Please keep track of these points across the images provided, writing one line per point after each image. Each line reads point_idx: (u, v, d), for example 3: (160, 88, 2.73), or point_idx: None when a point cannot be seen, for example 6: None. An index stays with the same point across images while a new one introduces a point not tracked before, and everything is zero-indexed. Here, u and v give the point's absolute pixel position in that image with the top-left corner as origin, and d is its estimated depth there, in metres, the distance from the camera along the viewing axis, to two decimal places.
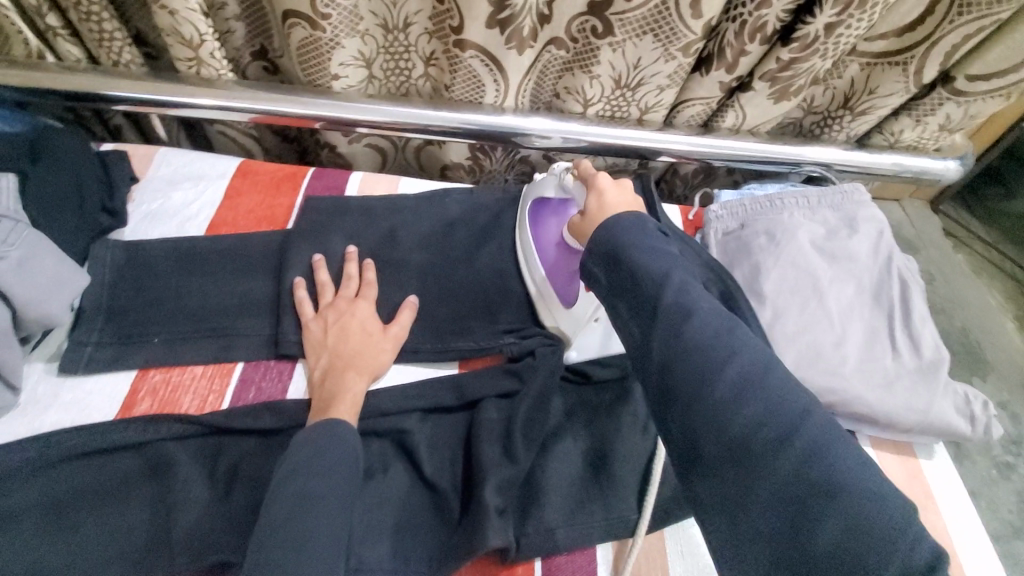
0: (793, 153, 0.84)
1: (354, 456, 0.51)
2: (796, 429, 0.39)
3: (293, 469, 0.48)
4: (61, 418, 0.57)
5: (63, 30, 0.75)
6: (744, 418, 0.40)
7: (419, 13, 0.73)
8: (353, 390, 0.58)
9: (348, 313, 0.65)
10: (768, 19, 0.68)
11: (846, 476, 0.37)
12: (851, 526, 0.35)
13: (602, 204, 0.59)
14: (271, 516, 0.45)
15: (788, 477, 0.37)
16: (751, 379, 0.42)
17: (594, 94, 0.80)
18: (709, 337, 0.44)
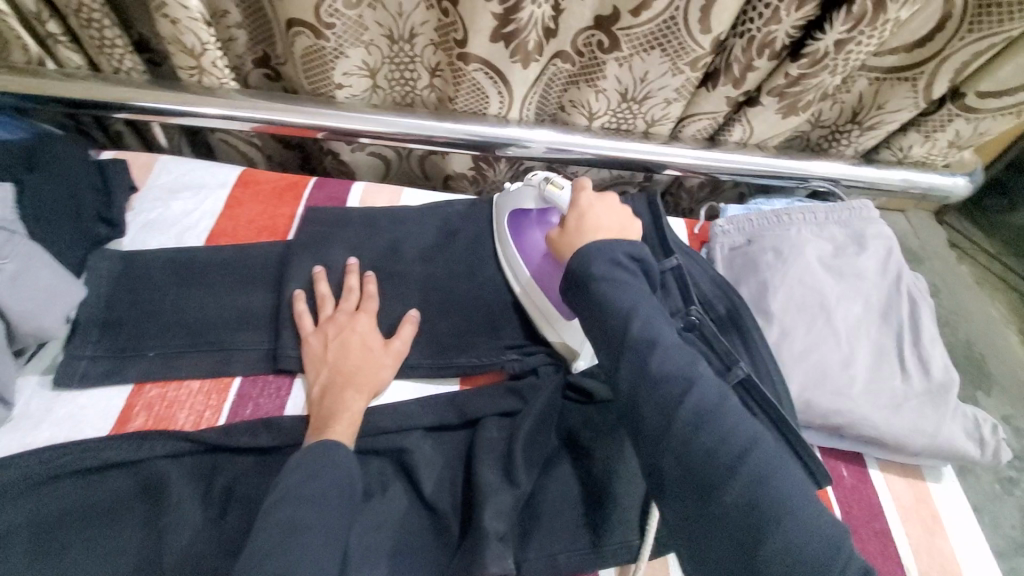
0: (800, 169, 0.83)
1: (349, 480, 0.50)
2: (749, 456, 0.45)
3: (286, 489, 0.47)
4: (54, 434, 0.56)
5: (63, 36, 0.74)
6: (704, 448, 0.46)
7: (425, 24, 0.72)
8: (352, 409, 0.57)
9: (348, 327, 0.64)
10: (778, 35, 0.67)
11: (791, 501, 0.43)
12: (782, 549, 0.41)
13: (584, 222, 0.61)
14: (257, 541, 0.44)
15: (741, 500, 0.43)
16: (713, 414, 0.47)
17: (600, 107, 0.79)
18: (670, 367, 0.49)
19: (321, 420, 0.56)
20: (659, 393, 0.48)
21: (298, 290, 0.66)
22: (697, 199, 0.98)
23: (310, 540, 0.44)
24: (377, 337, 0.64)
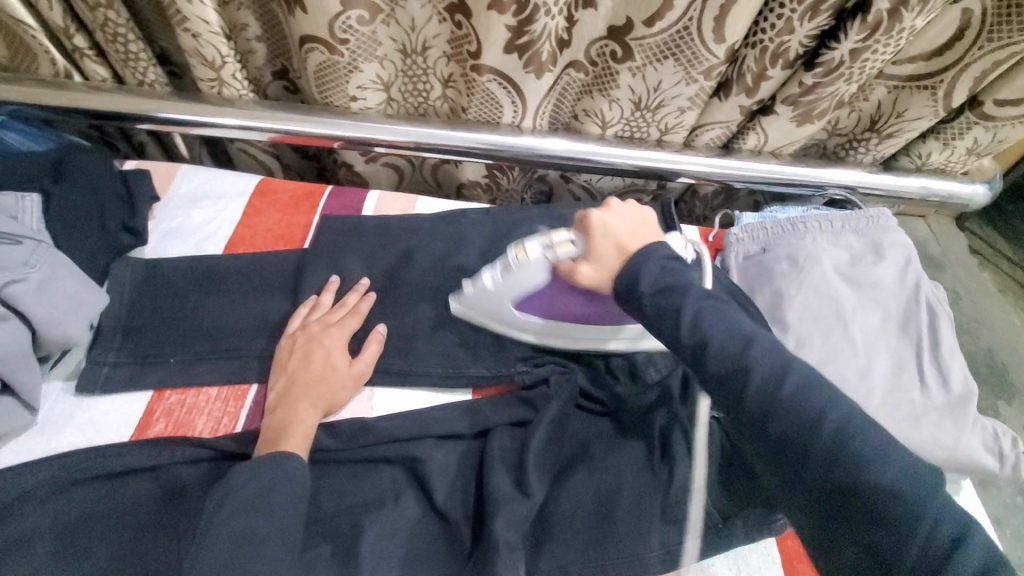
0: (816, 177, 0.83)
1: (299, 492, 0.51)
2: (835, 420, 0.41)
3: (240, 503, 0.48)
4: (77, 439, 0.57)
5: (89, 50, 0.76)
6: (781, 415, 0.42)
7: (438, 37, 0.73)
8: (304, 421, 0.57)
9: (319, 336, 0.63)
10: (791, 44, 0.67)
11: (883, 463, 0.38)
12: (886, 506, 0.37)
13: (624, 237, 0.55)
14: (213, 555, 0.44)
15: (822, 466, 0.40)
16: (787, 378, 0.43)
17: (613, 116, 0.79)
18: (731, 342, 0.46)
19: (275, 432, 0.56)
20: (726, 371, 0.45)
21: (308, 299, 0.68)
22: (712, 207, 0.98)
23: (273, 554, 0.46)
24: (369, 349, 0.64)
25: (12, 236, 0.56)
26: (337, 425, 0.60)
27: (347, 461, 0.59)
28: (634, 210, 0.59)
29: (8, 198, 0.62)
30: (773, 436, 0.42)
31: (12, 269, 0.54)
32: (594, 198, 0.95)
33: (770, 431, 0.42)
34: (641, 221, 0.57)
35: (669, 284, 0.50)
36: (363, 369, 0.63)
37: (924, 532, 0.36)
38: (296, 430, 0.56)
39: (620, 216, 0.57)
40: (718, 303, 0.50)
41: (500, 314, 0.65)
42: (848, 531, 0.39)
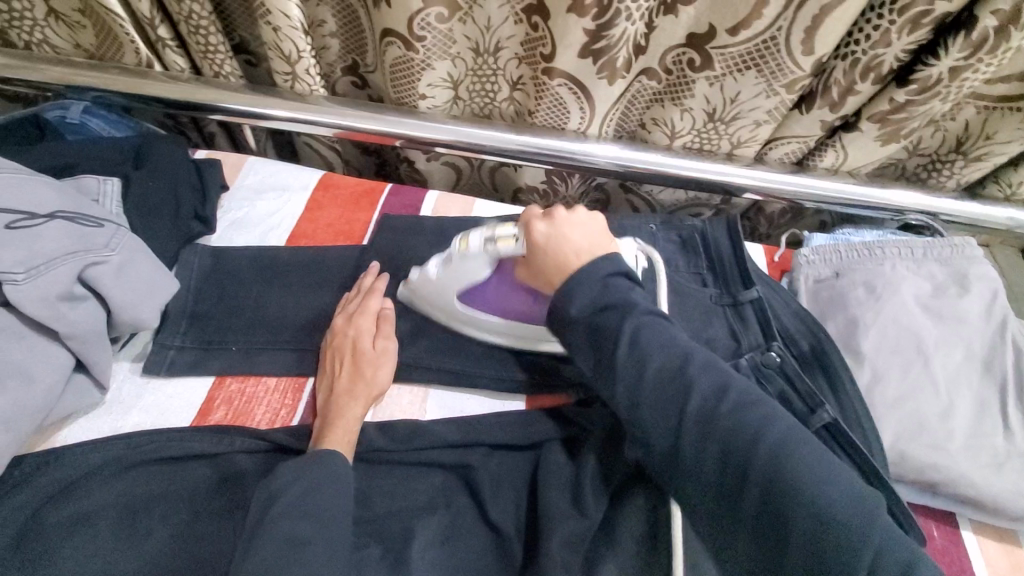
0: (896, 200, 0.78)
1: (345, 491, 0.51)
2: (768, 439, 0.43)
3: (286, 506, 0.48)
4: (142, 420, 0.59)
5: (171, 40, 0.78)
6: (725, 432, 0.44)
7: (512, 38, 0.72)
8: (343, 418, 0.58)
9: (343, 331, 0.63)
10: (886, 58, 0.63)
11: (816, 486, 0.41)
12: (817, 525, 0.39)
13: (575, 252, 0.55)
14: (262, 556, 0.44)
15: (760, 486, 0.42)
16: (726, 400, 0.46)
17: (684, 126, 0.77)
18: (669, 360, 0.48)
19: (324, 427, 0.57)
20: (666, 388, 0.47)
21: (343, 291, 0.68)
22: (777, 225, 0.95)
23: (322, 555, 0.45)
24: (385, 325, 0.64)
25: (93, 219, 0.58)
26: (392, 425, 0.60)
27: (400, 463, 0.59)
28: (581, 221, 0.58)
29: (91, 181, 0.64)
30: (715, 458, 0.44)
31: (95, 250, 0.56)
32: (653, 210, 0.93)
33: (708, 454, 0.44)
34: (598, 232, 0.58)
35: (609, 301, 0.51)
36: (388, 349, 0.63)
37: (856, 552, 0.38)
38: (345, 426, 0.57)
39: (566, 228, 0.56)
40: (657, 319, 0.50)
41: (441, 304, 0.64)
42: (783, 551, 0.40)
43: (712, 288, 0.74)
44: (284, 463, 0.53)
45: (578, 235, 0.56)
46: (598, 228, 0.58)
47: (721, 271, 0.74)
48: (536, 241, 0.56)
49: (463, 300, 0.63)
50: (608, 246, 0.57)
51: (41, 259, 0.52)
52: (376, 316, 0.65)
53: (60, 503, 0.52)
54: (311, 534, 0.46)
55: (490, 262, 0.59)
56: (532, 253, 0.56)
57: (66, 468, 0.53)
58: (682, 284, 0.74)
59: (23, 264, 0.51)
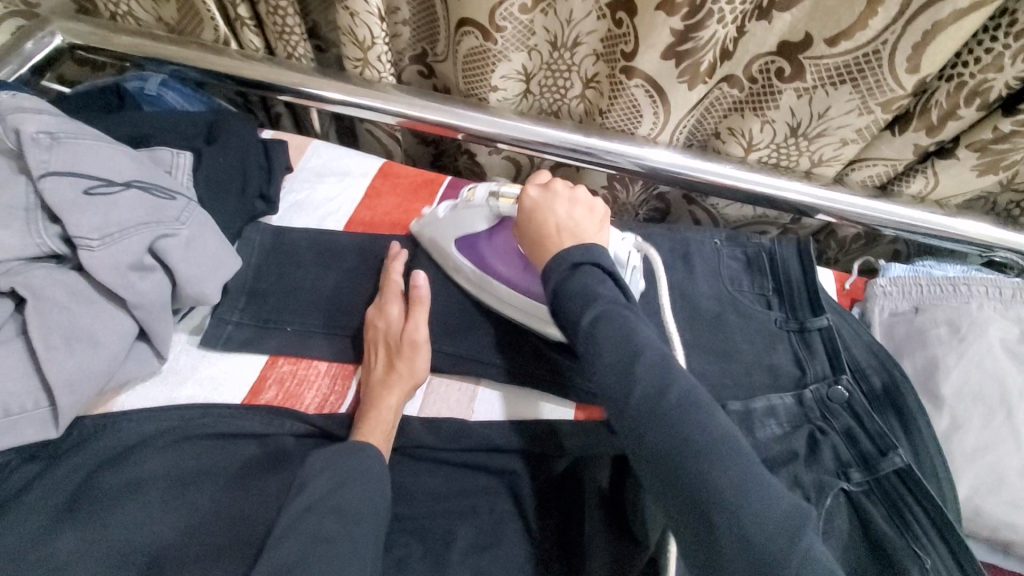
0: (991, 235, 0.72)
1: (378, 485, 0.50)
2: (699, 450, 0.41)
3: (314, 501, 0.47)
4: (196, 392, 0.59)
5: (249, 19, 0.79)
6: (661, 438, 0.43)
7: (592, 34, 0.70)
8: (376, 408, 0.57)
9: (376, 319, 0.63)
10: (996, 84, 0.58)
11: (743, 499, 0.39)
12: (739, 537, 0.38)
13: (559, 227, 0.56)
14: (285, 551, 0.43)
15: (688, 494, 0.40)
16: (668, 401, 0.44)
17: (762, 139, 0.73)
18: (621, 355, 0.46)
19: (362, 415, 0.57)
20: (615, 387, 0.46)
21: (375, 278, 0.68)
22: (847, 250, 0.90)
23: (360, 552, 0.44)
24: (416, 312, 0.63)
25: (166, 191, 0.58)
26: (439, 422, 0.59)
27: (445, 462, 0.58)
28: (584, 201, 0.59)
29: (166, 152, 0.64)
30: (650, 463, 0.43)
31: (166, 222, 0.56)
32: (715, 224, 0.89)
33: (642, 452, 0.43)
34: (591, 215, 0.58)
35: (573, 289, 0.50)
36: (420, 337, 0.62)
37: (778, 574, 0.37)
38: (381, 417, 0.56)
39: (561, 202, 0.58)
40: (616, 303, 0.49)
41: (445, 253, 0.67)
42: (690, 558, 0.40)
43: (777, 311, 0.69)
44: (318, 451, 0.53)
45: (570, 211, 0.57)
46: (591, 213, 0.59)
47: (787, 293, 0.70)
48: (525, 212, 0.59)
49: (462, 249, 0.66)
50: (596, 231, 0.57)
51: (116, 227, 0.53)
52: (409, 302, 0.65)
53: (113, 468, 0.53)
54: (342, 529, 0.45)
55: (491, 215, 0.62)
56: (522, 221, 0.59)
57: (121, 435, 0.54)
58: (745, 304, 0.71)
59: (99, 230, 0.52)
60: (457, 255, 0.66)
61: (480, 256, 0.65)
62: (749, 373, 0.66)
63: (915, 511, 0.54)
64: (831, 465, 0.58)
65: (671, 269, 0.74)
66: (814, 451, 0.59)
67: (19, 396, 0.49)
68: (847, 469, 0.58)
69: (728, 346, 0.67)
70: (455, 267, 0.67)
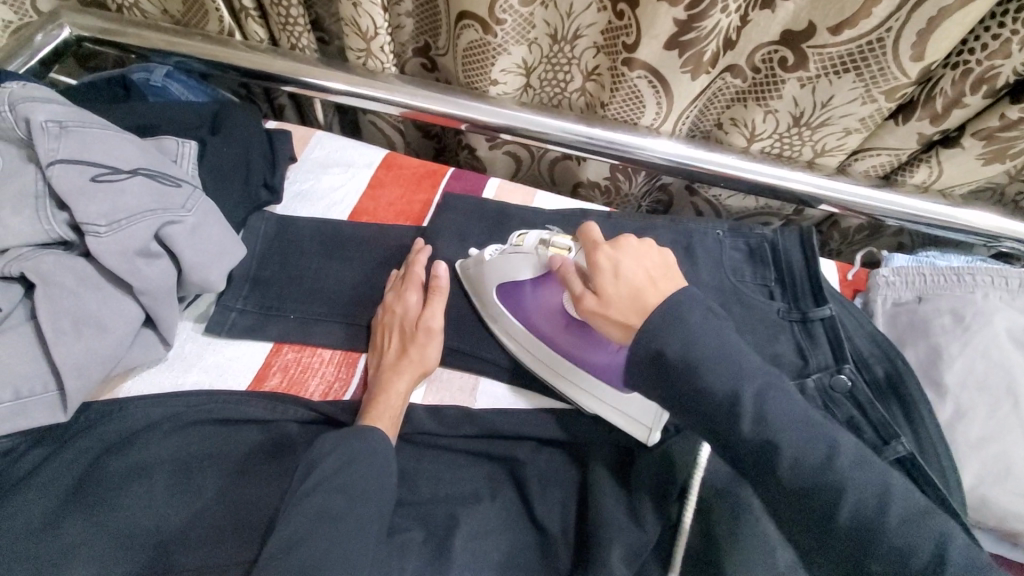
0: (996, 225, 0.71)
1: (383, 467, 0.50)
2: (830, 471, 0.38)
3: (324, 476, 0.48)
4: (201, 379, 0.60)
5: (253, 11, 0.79)
6: (787, 477, 0.39)
7: (593, 26, 0.70)
8: (386, 392, 0.57)
9: (394, 304, 0.63)
10: (1003, 71, 0.58)
11: (808, 434, 0.39)
12: (821, 474, 0.38)
13: (631, 284, 0.49)
14: (294, 525, 0.44)
15: (761, 446, 0.39)
16: (702, 355, 0.43)
17: (765, 129, 0.73)
18: (712, 389, 0.42)
19: (372, 398, 0.57)
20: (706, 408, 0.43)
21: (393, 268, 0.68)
22: (851, 241, 0.90)
23: (359, 535, 0.45)
24: (436, 300, 0.64)
25: (172, 178, 0.59)
26: (442, 409, 0.60)
27: (447, 449, 0.59)
28: (644, 249, 0.51)
29: (171, 142, 0.64)
30: (706, 416, 0.42)
31: (172, 210, 0.57)
32: (718, 215, 0.89)
33: (698, 410, 0.43)
34: (660, 266, 0.50)
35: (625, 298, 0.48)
36: (435, 326, 0.63)
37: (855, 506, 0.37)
38: (388, 402, 0.57)
39: (621, 255, 0.51)
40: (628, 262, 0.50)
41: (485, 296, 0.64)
42: (775, 505, 0.40)
43: (780, 301, 0.69)
44: (328, 433, 0.53)
45: (633, 265, 0.50)
46: (653, 261, 0.51)
47: (790, 283, 0.70)
48: (593, 272, 0.52)
49: (502, 296, 0.63)
50: (671, 282, 0.49)
51: (123, 214, 0.54)
52: (427, 290, 0.65)
53: (122, 452, 0.53)
54: (345, 510, 0.46)
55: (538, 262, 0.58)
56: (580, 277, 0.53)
57: (129, 419, 0.55)
58: (748, 294, 0.71)
59: (106, 217, 0.53)
60: (495, 301, 0.63)
61: (518, 306, 0.62)
62: None
63: (918, 498, 0.54)
64: None
65: (675, 259, 0.74)
66: None
67: (28, 380, 0.50)
68: None
69: (731, 334, 0.67)
70: (493, 320, 0.64)
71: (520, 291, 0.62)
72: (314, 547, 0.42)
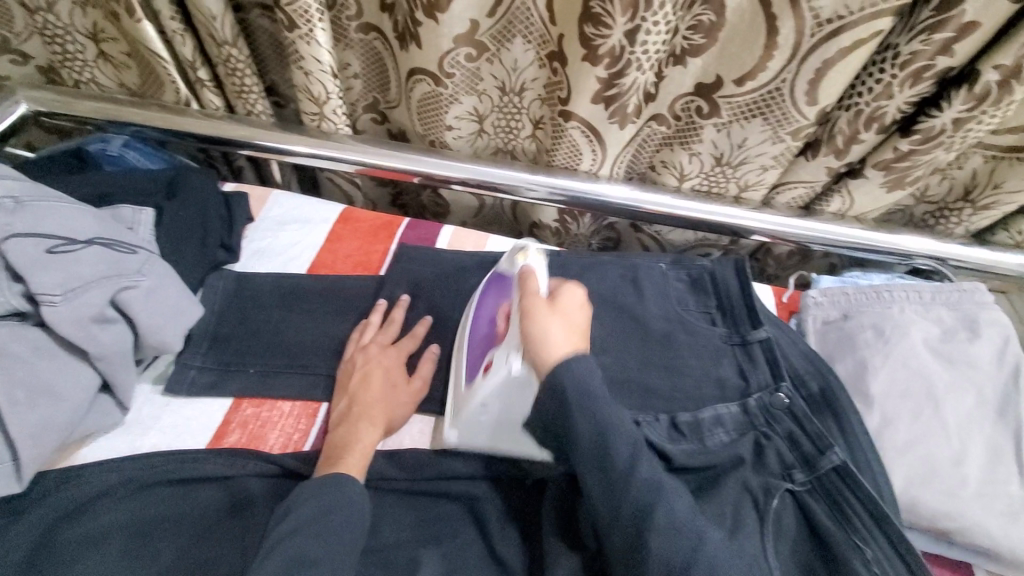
0: (907, 246, 0.78)
1: (358, 520, 0.51)
2: (650, 489, 0.45)
3: (299, 524, 0.49)
4: (159, 440, 0.60)
5: (208, 81, 0.83)
6: None
7: (535, 80, 0.76)
8: (364, 439, 0.59)
9: (370, 357, 0.66)
10: (889, 109, 0.65)
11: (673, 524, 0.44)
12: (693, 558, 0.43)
13: (548, 342, 0.51)
14: (268, 568, 0.45)
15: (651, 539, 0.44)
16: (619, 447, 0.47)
17: (692, 169, 0.80)
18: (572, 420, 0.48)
19: (337, 450, 0.58)
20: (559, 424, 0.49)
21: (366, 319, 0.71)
22: (785, 266, 0.96)
23: None
24: (388, 352, 0.67)
25: (128, 246, 0.61)
26: (401, 454, 0.61)
27: (408, 492, 0.60)
28: (575, 318, 0.55)
29: (127, 210, 0.67)
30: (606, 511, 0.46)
31: (127, 275, 0.59)
32: (662, 249, 0.95)
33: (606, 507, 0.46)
34: (572, 336, 0.52)
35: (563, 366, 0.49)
36: (392, 369, 0.66)
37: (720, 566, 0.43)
38: (360, 449, 0.58)
39: (559, 318, 0.54)
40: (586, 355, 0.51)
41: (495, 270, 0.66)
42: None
43: (721, 327, 0.74)
44: (300, 485, 0.54)
45: (560, 331, 0.52)
46: (575, 327, 0.54)
47: (728, 310, 0.74)
48: (528, 308, 0.54)
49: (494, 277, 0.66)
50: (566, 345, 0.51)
51: (78, 282, 0.55)
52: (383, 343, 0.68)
53: (76, 521, 0.53)
54: (317, 553, 0.47)
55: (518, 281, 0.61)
56: (528, 301, 0.55)
57: (84, 486, 0.55)
58: (692, 322, 0.75)
59: (62, 286, 0.54)
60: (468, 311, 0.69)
61: (497, 290, 0.65)
62: (698, 386, 0.69)
63: (855, 505, 0.57)
64: (776, 467, 0.61)
65: (622, 292, 0.78)
66: (760, 456, 0.62)
67: None
68: (790, 470, 0.61)
69: (674, 362, 0.72)
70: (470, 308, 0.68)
71: (500, 285, 0.65)
72: None
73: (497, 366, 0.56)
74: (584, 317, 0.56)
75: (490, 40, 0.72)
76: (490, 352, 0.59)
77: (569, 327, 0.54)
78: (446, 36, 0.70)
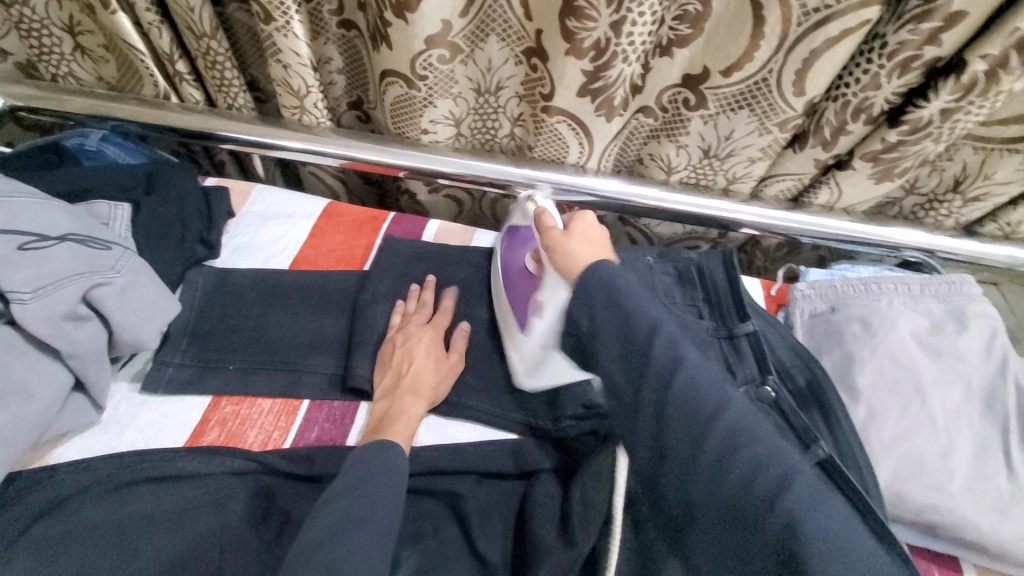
0: (896, 239, 0.77)
1: (399, 486, 0.51)
2: (723, 429, 0.40)
3: (345, 488, 0.49)
4: (135, 439, 0.60)
5: (187, 74, 0.82)
6: None
7: (511, 78, 0.76)
8: (410, 412, 0.61)
9: (408, 337, 0.67)
10: (876, 100, 0.65)
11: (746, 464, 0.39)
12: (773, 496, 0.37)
13: (568, 257, 0.55)
14: (315, 530, 0.45)
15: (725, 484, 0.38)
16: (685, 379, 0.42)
17: (680, 161, 0.79)
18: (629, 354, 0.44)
19: (383, 421, 0.60)
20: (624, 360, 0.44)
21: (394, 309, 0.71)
22: (774, 259, 0.96)
23: (368, 540, 0.45)
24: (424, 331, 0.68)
25: (101, 242, 0.60)
26: None
27: None
28: (595, 235, 0.58)
29: (103, 205, 0.66)
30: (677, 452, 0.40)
31: (100, 272, 0.58)
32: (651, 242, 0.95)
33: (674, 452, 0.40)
34: (592, 246, 0.57)
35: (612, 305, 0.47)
36: (429, 346, 0.66)
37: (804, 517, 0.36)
38: (407, 421, 0.60)
39: (576, 238, 0.57)
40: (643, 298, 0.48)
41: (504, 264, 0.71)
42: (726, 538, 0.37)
43: (709, 321, 0.73)
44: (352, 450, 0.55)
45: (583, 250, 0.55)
46: (594, 242, 0.57)
47: (716, 303, 0.73)
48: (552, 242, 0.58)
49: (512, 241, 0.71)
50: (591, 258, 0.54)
51: (49, 279, 0.54)
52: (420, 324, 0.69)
53: (51, 519, 0.52)
54: (362, 514, 0.46)
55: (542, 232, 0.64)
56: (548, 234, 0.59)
57: (58, 486, 0.54)
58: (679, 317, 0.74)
59: (31, 283, 0.53)
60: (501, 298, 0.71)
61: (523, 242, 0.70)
62: None
63: None
64: None
65: None
66: None
67: None
68: None
69: None
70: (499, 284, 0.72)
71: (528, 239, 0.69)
72: (325, 553, 0.42)
73: (549, 303, 0.59)
74: (602, 236, 0.60)
75: (465, 40, 0.71)
76: (537, 293, 0.62)
77: (593, 244, 0.57)
78: (418, 35, 0.68)
